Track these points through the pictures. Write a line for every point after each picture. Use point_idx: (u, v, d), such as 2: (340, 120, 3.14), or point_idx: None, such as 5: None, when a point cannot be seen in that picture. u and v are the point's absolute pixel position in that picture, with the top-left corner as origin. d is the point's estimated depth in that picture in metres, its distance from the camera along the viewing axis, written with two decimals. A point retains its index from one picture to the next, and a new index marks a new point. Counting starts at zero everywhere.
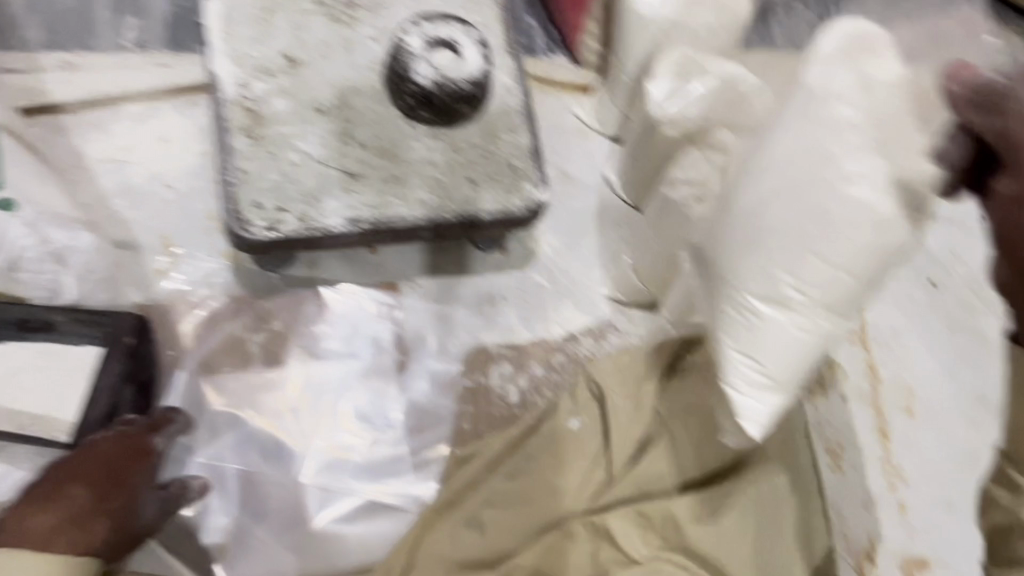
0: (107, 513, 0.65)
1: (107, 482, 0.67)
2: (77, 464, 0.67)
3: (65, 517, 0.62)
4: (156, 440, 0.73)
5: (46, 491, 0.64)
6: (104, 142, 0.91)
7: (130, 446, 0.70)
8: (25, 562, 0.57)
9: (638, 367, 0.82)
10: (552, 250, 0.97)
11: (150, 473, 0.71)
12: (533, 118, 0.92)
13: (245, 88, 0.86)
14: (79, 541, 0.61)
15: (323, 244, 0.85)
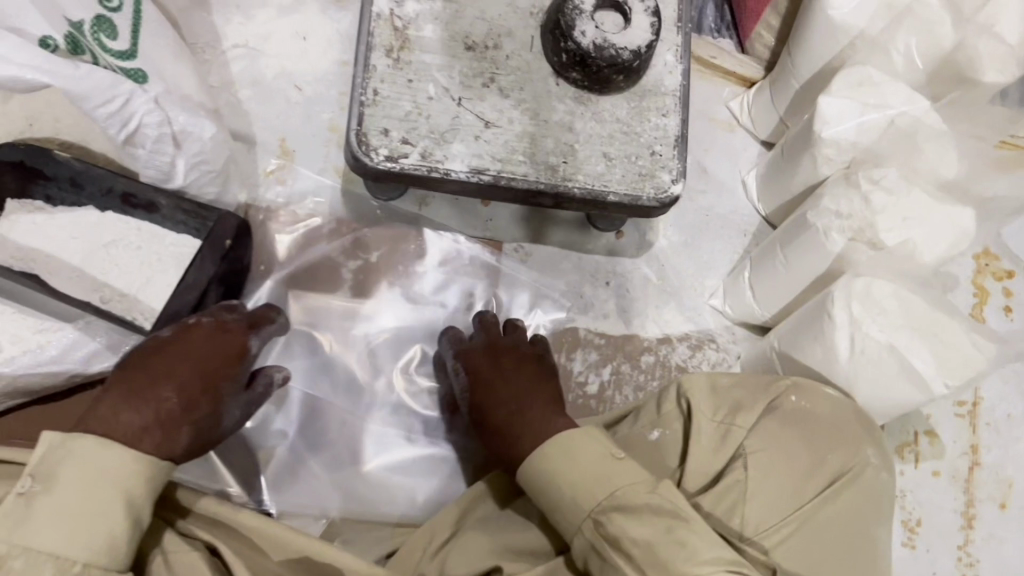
0: (190, 424, 0.58)
1: (198, 388, 0.60)
2: (172, 363, 0.59)
3: (151, 419, 0.56)
4: (252, 342, 0.67)
5: (147, 426, 0.55)
6: (244, 26, 0.88)
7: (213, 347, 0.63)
8: (99, 456, 0.52)
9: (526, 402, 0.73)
10: (668, 244, 0.92)
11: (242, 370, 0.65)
12: (687, 104, 0.85)
13: (398, 6, 0.82)
14: (159, 453, 0.55)
15: (438, 186, 0.81)
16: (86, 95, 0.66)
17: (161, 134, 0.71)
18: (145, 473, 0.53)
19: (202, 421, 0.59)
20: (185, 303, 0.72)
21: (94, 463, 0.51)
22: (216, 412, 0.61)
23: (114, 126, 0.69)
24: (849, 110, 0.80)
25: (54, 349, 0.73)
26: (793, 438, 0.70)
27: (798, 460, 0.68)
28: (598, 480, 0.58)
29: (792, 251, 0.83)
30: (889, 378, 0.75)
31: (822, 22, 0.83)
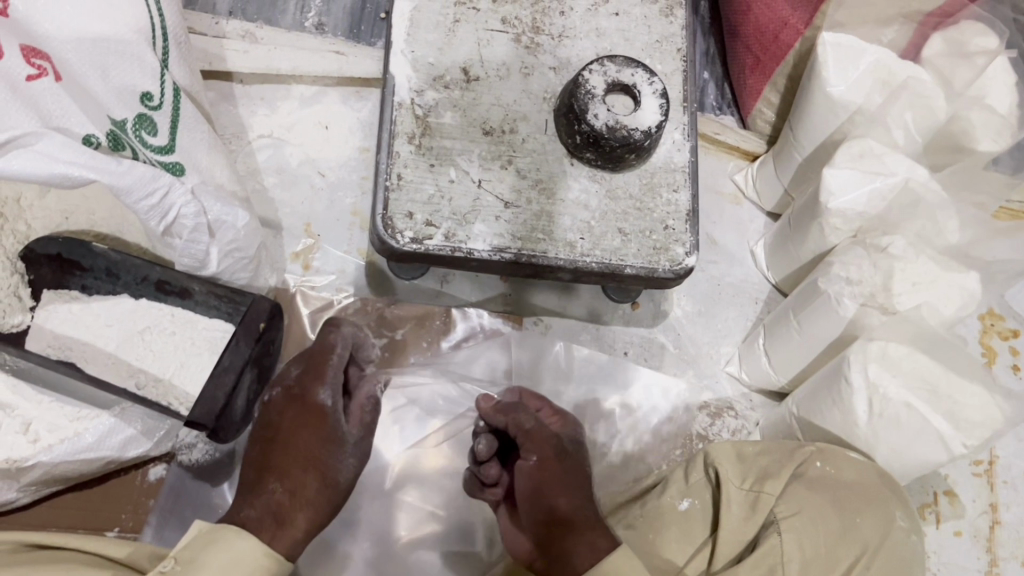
0: (301, 505, 0.64)
1: (295, 465, 0.66)
2: (266, 456, 0.67)
3: (263, 511, 0.62)
4: (324, 395, 0.70)
5: (261, 519, 0.62)
6: (269, 117, 0.92)
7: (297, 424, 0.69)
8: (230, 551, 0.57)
9: (531, 497, 0.64)
10: (683, 314, 0.94)
11: (329, 430, 0.69)
12: (697, 179, 0.89)
13: (418, 95, 0.85)
14: (277, 543, 0.61)
15: (461, 265, 0.84)
16: (130, 189, 0.68)
17: (198, 225, 0.73)
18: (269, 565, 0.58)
19: (317, 498, 0.66)
20: (222, 388, 0.74)
21: (234, 554, 0.57)
22: (327, 483, 0.67)
23: (153, 219, 0.72)
24: (853, 180, 0.83)
25: (90, 437, 0.74)
26: (822, 505, 0.71)
27: (831, 526, 0.70)
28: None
29: (805, 316, 0.86)
30: (910, 437, 0.77)
31: (821, 99, 0.87)
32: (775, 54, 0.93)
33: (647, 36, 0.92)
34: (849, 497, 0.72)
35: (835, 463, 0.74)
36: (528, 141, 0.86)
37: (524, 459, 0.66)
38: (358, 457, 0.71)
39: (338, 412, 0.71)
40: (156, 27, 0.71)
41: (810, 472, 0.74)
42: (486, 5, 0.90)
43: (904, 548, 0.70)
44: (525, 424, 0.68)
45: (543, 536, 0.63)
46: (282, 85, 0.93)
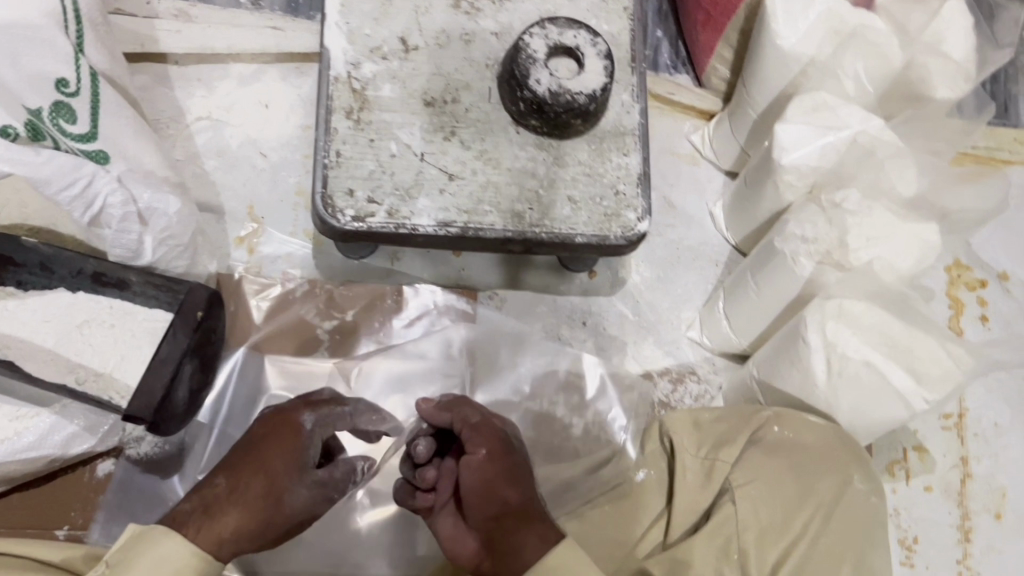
0: (234, 503, 0.60)
1: (248, 469, 0.63)
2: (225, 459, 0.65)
3: (197, 505, 0.60)
4: (305, 418, 0.68)
5: (190, 509, 0.59)
6: (207, 99, 0.89)
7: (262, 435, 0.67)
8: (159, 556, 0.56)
9: (479, 492, 0.64)
10: (641, 281, 0.92)
11: (299, 451, 0.66)
12: (648, 141, 0.87)
13: (355, 68, 0.83)
14: (202, 537, 0.58)
15: (407, 242, 0.82)
16: (47, 181, 0.68)
17: (127, 214, 0.71)
18: (201, 564, 0.57)
19: (259, 504, 0.61)
20: (160, 381, 0.72)
21: (162, 557, 0.56)
22: (272, 492, 0.62)
23: (78, 210, 0.71)
24: (806, 135, 0.81)
25: (30, 436, 0.73)
26: (779, 470, 0.69)
27: (785, 492, 0.68)
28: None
29: (763, 277, 0.84)
30: (871, 395, 0.76)
31: (772, 52, 0.84)
32: (726, 8, 0.89)
33: None
34: (805, 461, 0.70)
35: (793, 426, 0.72)
36: (470, 111, 0.84)
37: (472, 453, 0.66)
38: (318, 493, 0.66)
39: (315, 437, 0.68)
40: (68, 9, 0.67)
41: (766, 437, 0.72)
42: None
43: (863, 512, 0.68)
44: (471, 420, 0.70)
45: (494, 529, 0.63)
46: (219, 64, 0.90)
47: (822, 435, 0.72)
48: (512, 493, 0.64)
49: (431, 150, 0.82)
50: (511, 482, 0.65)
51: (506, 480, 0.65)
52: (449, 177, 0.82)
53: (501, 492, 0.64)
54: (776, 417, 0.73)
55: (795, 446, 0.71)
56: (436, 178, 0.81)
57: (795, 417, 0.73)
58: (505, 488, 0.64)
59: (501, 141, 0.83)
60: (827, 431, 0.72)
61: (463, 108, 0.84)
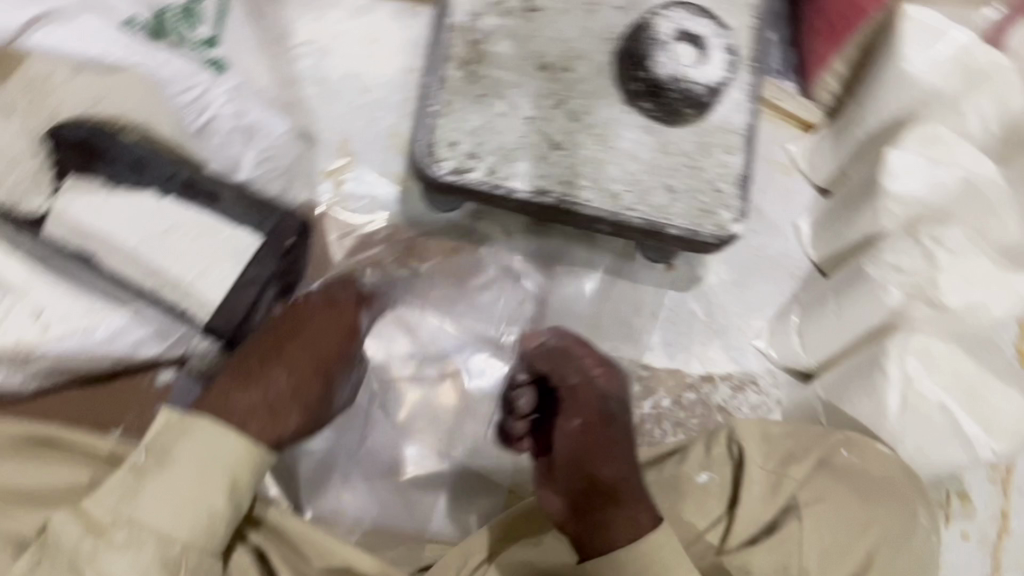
0: (297, 403, 0.62)
1: (309, 367, 0.64)
2: (272, 352, 0.63)
3: (262, 399, 0.60)
4: (360, 318, 0.71)
5: (257, 407, 0.59)
6: (316, 24, 0.87)
7: (315, 325, 0.67)
8: (206, 447, 0.55)
9: (570, 459, 0.62)
10: (718, 283, 0.91)
11: (345, 347, 0.68)
12: (753, 144, 0.85)
13: (476, 20, 0.81)
14: (266, 436, 0.58)
15: (501, 204, 0.81)
16: None
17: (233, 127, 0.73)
18: (253, 457, 0.56)
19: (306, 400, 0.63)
20: (242, 303, 0.72)
21: (206, 446, 0.55)
22: (323, 398, 0.65)
23: None
24: (919, 165, 0.80)
25: (99, 335, 0.72)
26: (846, 495, 0.70)
27: (852, 515, 0.69)
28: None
29: (847, 299, 0.83)
30: (938, 436, 0.77)
31: (895, 77, 0.83)
32: (848, 20, 0.86)
33: None
34: (874, 488, 0.71)
35: (864, 452, 0.73)
36: (581, 81, 0.82)
37: (568, 421, 0.63)
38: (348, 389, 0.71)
39: (357, 314, 0.71)
40: None
41: (837, 457, 0.72)
42: None
43: (924, 548, 0.69)
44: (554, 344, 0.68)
45: (582, 503, 0.60)
46: None
47: (892, 467, 0.72)
48: (607, 470, 0.60)
49: (538, 115, 0.81)
50: (608, 445, 0.61)
51: (603, 444, 0.61)
52: (552, 144, 0.80)
53: (597, 465, 0.60)
54: (851, 440, 0.74)
55: (866, 472, 0.71)
56: (539, 144, 0.80)
57: (866, 442, 0.74)
58: (600, 463, 0.60)
59: (607, 119, 0.82)
60: (897, 464, 0.73)
61: (575, 77, 0.82)
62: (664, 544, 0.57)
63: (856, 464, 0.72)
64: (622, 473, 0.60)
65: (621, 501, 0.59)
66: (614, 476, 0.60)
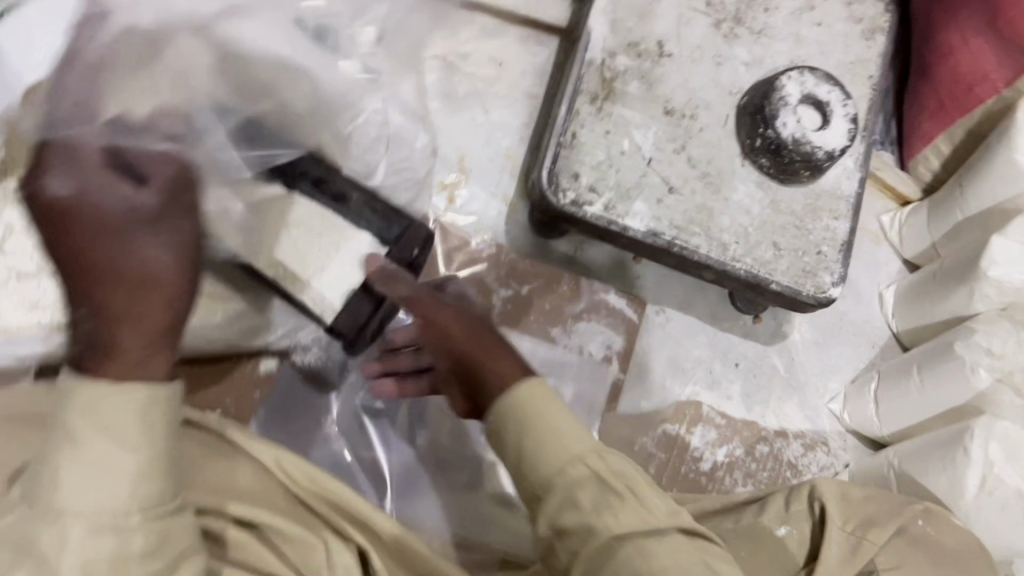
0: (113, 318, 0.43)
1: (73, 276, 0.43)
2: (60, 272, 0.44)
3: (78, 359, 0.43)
4: (50, 181, 0.44)
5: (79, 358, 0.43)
6: (447, 39, 0.89)
7: (108, 232, 0.44)
8: (105, 412, 0.42)
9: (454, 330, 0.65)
10: (801, 340, 0.94)
11: (101, 214, 0.44)
12: (858, 212, 0.87)
13: (611, 58, 0.83)
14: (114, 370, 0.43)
15: (612, 238, 0.82)
16: (338, 93, 0.70)
17: (378, 137, 0.76)
18: (133, 406, 0.43)
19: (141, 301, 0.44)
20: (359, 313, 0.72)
21: (117, 410, 0.42)
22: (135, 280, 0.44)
23: (343, 124, 0.73)
24: (1021, 254, 0.80)
25: (222, 317, 0.72)
26: (923, 566, 0.70)
27: None
28: (557, 448, 0.56)
29: (931, 374, 0.85)
30: (1014, 523, 0.76)
31: (1005, 164, 0.83)
32: (961, 104, 0.90)
33: (843, 54, 0.89)
34: (950, 563, 0.72)
35: (940, 528, 0.74)
36: (702, 129, 0.84)
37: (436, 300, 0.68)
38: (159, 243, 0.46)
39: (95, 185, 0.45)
40: None
41: (909, 525, 0.73)
42: None
43: None
44: (402, 294, 0.68)
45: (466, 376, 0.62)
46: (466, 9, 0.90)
47: (965, 544, 0.73)
48: (442, 327, 0.65)
49: (659, 158, 0.82)
50: (478, 325, 0.66)
51: (459, 314, 0.66)
52: (670, 188, 0.82)
53: (446, 328, 0.64)
54: (926, 511, 0.75)
55: (943, 547, 0.72)
56: (658, 187, 0.82)
57: (936, 513, 0.75)
58: (451, 332, 0.64)
59: (723, 170, 0.84)
60: (968, 541, 0.74)
61: (698, 126, 0.84)
62: (611, 460, 0.56)
63: (931, 538, 0.73)
64: (446, 325, 0.65)
65: (493, 361, 0.61)
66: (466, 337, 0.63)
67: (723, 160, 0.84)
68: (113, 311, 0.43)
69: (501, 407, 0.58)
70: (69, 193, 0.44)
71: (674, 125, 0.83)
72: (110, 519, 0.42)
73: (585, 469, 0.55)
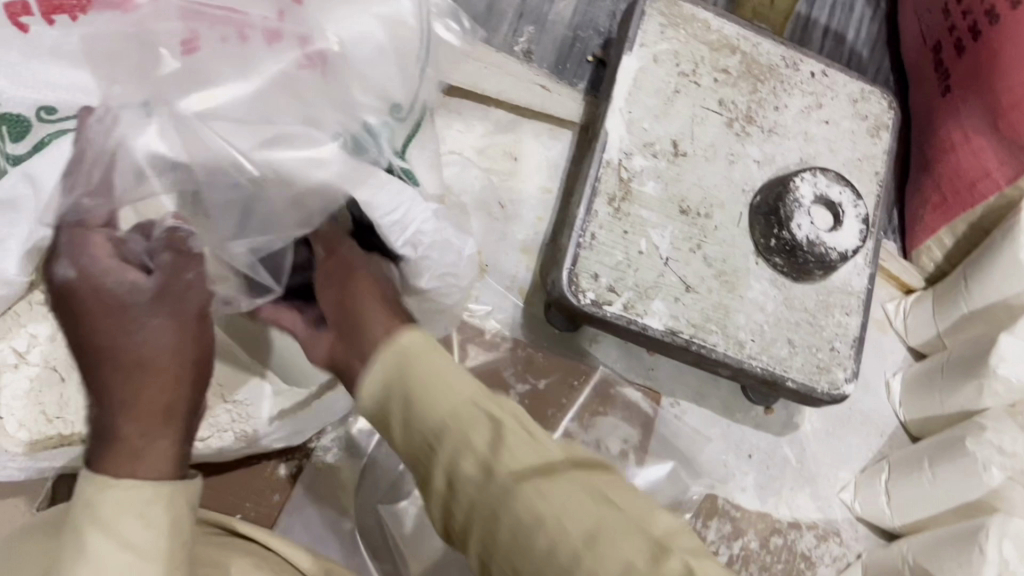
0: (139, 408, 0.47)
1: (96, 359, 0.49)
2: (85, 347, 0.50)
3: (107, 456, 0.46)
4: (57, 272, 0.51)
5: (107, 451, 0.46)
6: (463, 134, 0.90)
7: (113, 314, 0.50)
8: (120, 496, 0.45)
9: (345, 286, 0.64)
10: (812, 430, 0.95)
11: (120, 298, 0.51)
12: (868, 306, 0.89)
13: (627, 158, 0.85)
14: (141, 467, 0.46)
15: (631, 336, 0.83)
16: (377, 210, 0.64)
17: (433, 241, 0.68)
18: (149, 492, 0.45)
19: (170, 376, 0.50)
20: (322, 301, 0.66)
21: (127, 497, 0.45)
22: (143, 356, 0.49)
23: (392, 236, 0.66)
24: None
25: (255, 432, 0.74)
26: None
27: None
28: (463, 400, 0.55)
29: (942, 468, 0.85)
30: None
31: (1010, 259, 0.84)
32: (966, 200, 0.91)
33: (850, 151, 0.91)
34: None
35: None
36: (717, 228, 0.85)
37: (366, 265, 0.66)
38: (166, 313, 0.52)
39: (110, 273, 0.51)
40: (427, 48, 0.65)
41: None
42: (708, 82, 0.89)
43: None
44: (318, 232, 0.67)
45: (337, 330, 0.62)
46: (482, 105, 0.92)
47: None
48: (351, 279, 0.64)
49: (676, 256, 0.84)
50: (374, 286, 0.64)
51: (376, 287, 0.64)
52: (687, 286, 0.83)
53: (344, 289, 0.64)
54: None
55: None
56: (676, 286, 0.83)
57: None
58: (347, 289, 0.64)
59: (737, 268, 0.85)
60: None
61: (713, 224, 0.85)
62: (503, 404, 0.55)
63: None
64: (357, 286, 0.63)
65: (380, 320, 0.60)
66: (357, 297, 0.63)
67: (738, 258, 0.85)
68: (119, 401, 0.48)
69: (378, 356, 0.58)
70: (74, 276, 0.51)
71: (689, 224, 0.85)
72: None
73: (480, 410, 0.54)
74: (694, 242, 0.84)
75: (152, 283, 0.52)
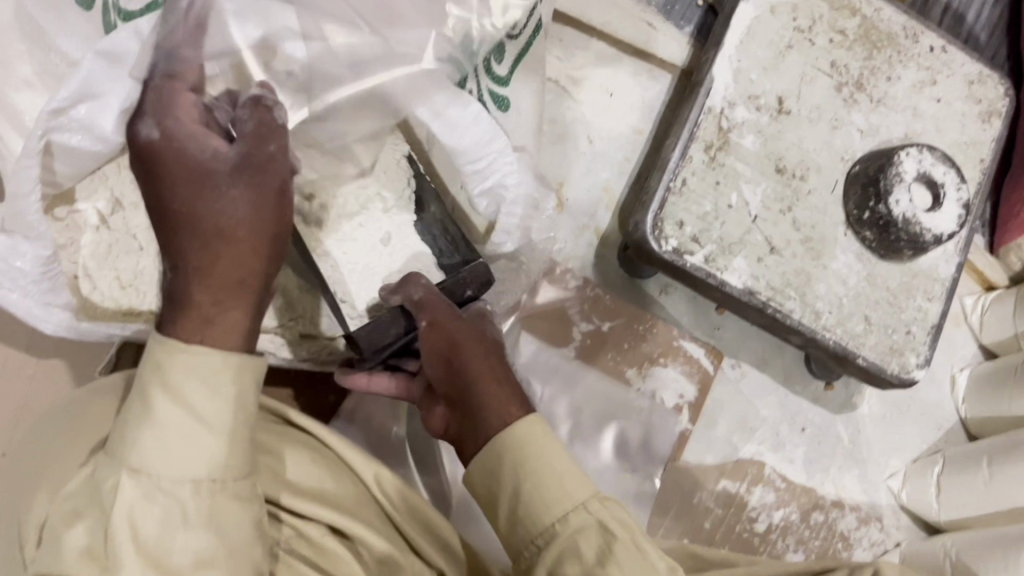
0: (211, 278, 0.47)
1: (174, 224, 0.48)
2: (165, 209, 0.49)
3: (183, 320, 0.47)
4: (142, 128, 0.51)
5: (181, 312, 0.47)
6: (561, 61, 0.88)
7: (196, 179, 0.49)
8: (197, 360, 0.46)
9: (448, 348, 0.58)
10: (870, 412, 0.93)
11: (203, 167, 0.49)
12: (952, 294, 0.86)
13: (729, 108, 0.82)
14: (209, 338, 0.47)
15: (707, 289, 0.82)
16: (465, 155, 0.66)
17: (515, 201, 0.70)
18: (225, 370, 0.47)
19: (245, 256, 0.49)
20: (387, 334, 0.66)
21: (200, 367, 0.46)
22: (220, 229, 0.48)
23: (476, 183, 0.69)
24: None
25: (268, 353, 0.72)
26: None
27: None
28: (563, 491, 0.52)
29: (999, 469, 0.80)
30: None
31: None
32: None
33: (958, 133, 0.88)
34: None
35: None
36: (810, 192, 0.82)
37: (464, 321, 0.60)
38: (248, 185, 0.49)
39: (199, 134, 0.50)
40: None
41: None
42: (823, 41, 0.85)
43: None
44: (413, 298, 0.62)
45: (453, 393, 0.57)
46: (585, 35, 0.89)
47: None
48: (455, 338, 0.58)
49: (765, 215, 0.81)
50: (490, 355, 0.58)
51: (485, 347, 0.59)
52: (772, 247, 0.81)
53: (454, 348, 0.57)
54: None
55: None
56: (761, 246, 0.81)
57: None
58: (459, 350, 0.57)
59: (823, 236, 0.82)
60: None
61: (806, 187, 0.82)
62: (610, 504, 0.52)
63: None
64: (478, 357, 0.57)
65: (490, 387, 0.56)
66: (475, 359, 0.57)
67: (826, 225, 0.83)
68: (195, 269, 0.48)
69: (498, 446, 0.53)
70: (159, 137, 0.50)
71: (782, 185, 0.82)
72: (167, 485, 0.44)
73: (590, 517, 0.51)
74: (785, 203, 0.82)
75: (237, 151, 0.50)
